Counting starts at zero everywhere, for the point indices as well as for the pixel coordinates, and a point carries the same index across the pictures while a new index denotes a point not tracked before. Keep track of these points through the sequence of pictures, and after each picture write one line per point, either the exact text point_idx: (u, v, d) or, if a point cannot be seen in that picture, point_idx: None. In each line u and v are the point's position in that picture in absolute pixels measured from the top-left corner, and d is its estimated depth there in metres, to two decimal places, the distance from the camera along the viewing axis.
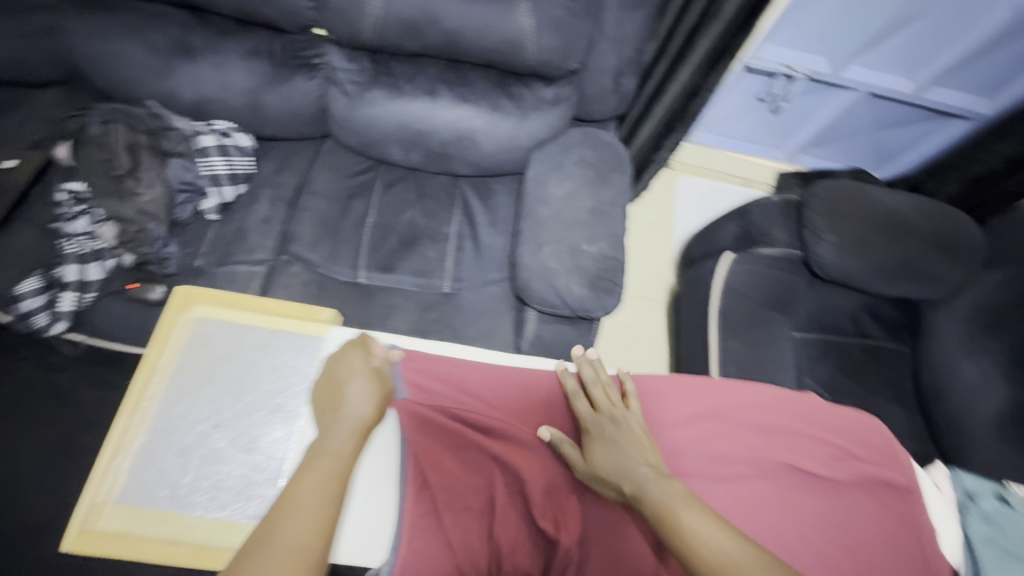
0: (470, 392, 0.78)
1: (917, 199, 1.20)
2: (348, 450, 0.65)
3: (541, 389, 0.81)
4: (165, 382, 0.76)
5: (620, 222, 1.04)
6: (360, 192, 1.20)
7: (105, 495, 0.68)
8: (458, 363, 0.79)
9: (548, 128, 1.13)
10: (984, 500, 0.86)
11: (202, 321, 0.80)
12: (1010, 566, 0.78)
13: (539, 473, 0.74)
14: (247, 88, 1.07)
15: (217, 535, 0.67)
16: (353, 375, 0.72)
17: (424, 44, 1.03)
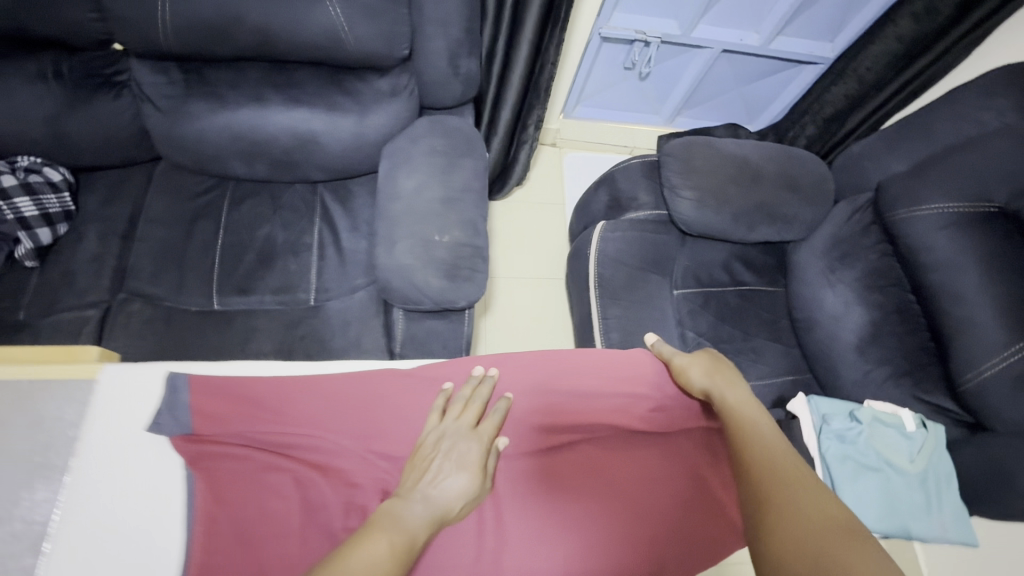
0: (268, 409, 0.70)
1: (765, 145, 1.25)
2: (422, 533, 0.60)
3: (351, 394, 0.73)
4: None
5: (474, 206, 1.02)
6: (206, 213, 1.11)
7: None
8: (284, 382, 0.72)
9: (393, 121, 1.09)
10: (837, 421, 0.92)
11: None
12: (863, 475, 0.89)
13: (352, 478, 0.71)
14: (44, 117, 0.97)
15: None
16: (460, 466, 0.68)
17: (236, 48, 0.97)
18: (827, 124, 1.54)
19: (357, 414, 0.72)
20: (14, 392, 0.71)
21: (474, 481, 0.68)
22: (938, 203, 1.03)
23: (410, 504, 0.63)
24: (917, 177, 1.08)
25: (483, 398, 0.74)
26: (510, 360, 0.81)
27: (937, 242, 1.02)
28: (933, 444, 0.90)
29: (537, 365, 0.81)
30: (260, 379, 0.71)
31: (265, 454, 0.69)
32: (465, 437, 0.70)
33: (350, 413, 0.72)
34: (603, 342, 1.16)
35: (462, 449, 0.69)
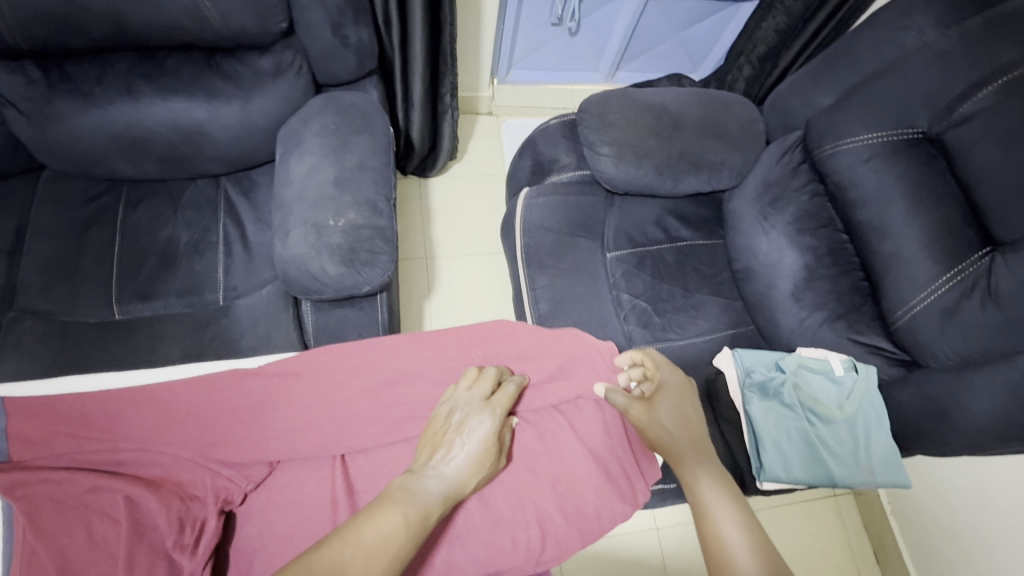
0: (107, 426, 0.64)
1: (686, 91, 1.19)
2: (436, 507, 0.59)
3: (201, 397, 0.68)
4: None
5: (372, 185, 0.96)
6: (99, 219, 1.05)
7: None
8: (132, 394, 0.66)
9: (283, 102, 1.03)
10: (758, 373, 0.97)
11: None
12: (787, 423, 0.94)
13: (198, 485, 0.62)
14: None
15: None
16: (472, 439, 0.65)
17: (92, 37, 0.90)
18: (761, 63, 1.51)
19: (200, 421, 0.66)
20: None
21: (491, 457, 0.66)
22: (863, 134, 0.98)
23: (423, 479, 0.61)
24: (840, 110, 1.02)
25: (500, 373, 0.72)
26: (378, 347, 0.76)
27: (866, 175, 0.97)
28: (863, 388, 0.92)
29: (404, 350, 0.76)
30: (121, 391, 0.67)
31: (92, 474, 0.60)
32: (478, 411, 0.68)
33: (196, 420, 0.66)
34: (532, 314, 1.13)
35: (474, 423, 0.66)
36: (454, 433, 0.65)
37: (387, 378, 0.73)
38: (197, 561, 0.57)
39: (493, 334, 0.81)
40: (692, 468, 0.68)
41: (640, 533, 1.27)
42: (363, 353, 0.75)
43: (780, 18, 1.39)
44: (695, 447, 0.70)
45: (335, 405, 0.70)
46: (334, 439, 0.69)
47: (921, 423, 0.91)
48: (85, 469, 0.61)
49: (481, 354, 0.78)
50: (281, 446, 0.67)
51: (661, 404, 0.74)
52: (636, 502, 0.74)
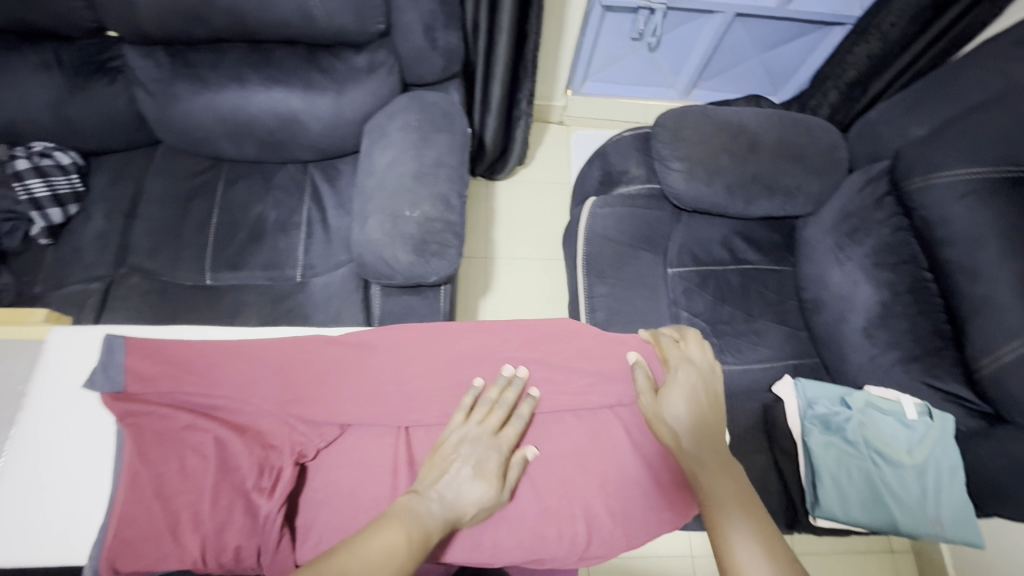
0: (200, 372, 0.70)
1: (767, 112, 1.17)
2: (436, 531, 0.60)
3: (283, 358, 0.73)
4: None
5: (447, 180, 1.01)
6: (201, 193, 1.16)
7: None
8: (224, 348, 0.73)
9: (372, 97, 1.10)
10: (821, 405, 0.93)
11: None
12: (848, 462, 0.89)
13: (276, 435, 0.67)
14: (48, 103, 1.04)
15: None
16: (478, 472, 0.65)
17: (214, 29, 1.00)
18: (850, 88, 1.45)
19: (283, 378, 0.71)
20: None
21: (496, 493, 0.65)
22: (958, 169, 0.93)
23: (425, 501, 0.62)
24: (934, 141, 0.97)
25: (510, 403, 0.71)
26: (445, 333, 0.80)
27: (956, 212, 0.92)
28: (936, 435, 0.87)
29: (468, 337, 0.80)
30: (213, 345, 0.73)
31: (188, 414, 0.66)
32: (486, 443, 0.67)
33: (280, 376, 0.72)
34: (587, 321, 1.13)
35: (482, 455, 0.66)
36: (459, 462, 0.65)
37: (453, 360, 0.77)
38: (274, 503, 0.61)
39: (554, 331, 0.83)
40: (704, 471, 0.68)
41: (675, 558, 1.24)
42: (428, 338, 0.79)
43: (874, 44, 1.34)
44: (708, 451, 0.70)
45: (403, 380, 0.74)
46: (398, 411, 0.72)
47: (999, 482, 0.84)
48: (181, 408, 0.67)
49: (537, 348, 0.79)
50: (351, 411, 0.70)
51: (672, 393, 0.74)
52: (685, 514, 0.73)
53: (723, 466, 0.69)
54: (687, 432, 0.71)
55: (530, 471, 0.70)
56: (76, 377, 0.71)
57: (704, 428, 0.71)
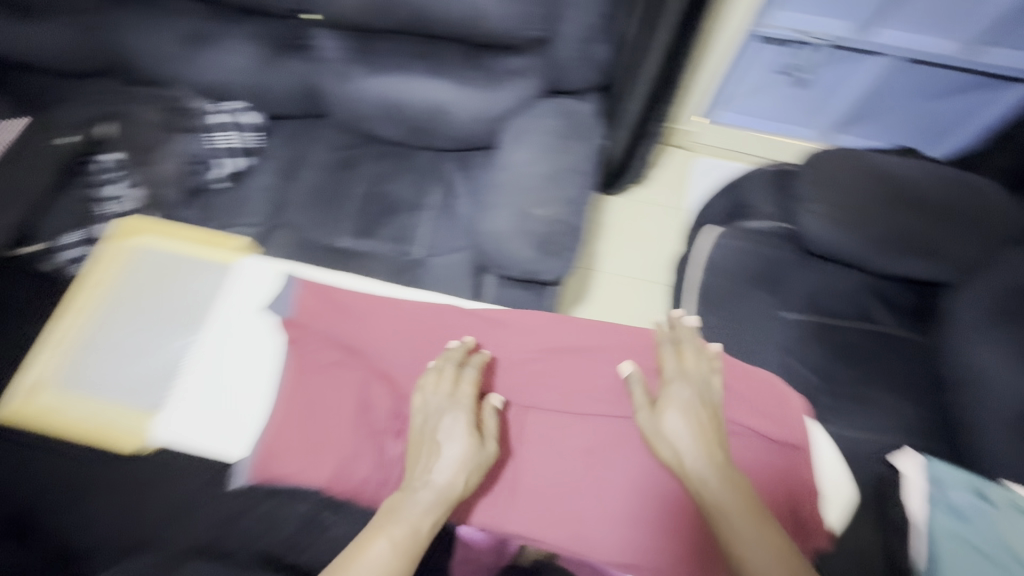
0: (351, 315, 0.78)
1: (933, 166, 1.09)
2: (427, 519, 0.62)
3: (421, 317, 0.78)
4: (70, 328, 0.79)
5: (577, 187, 1.04)
6: (350, 164, 1.28)
7: (35, 381, 0.76)
8: (372, 297, 0.79)
9: (520, 99, 1.15)
10: (954, 491, 0.84)
11: (137, 247, 0.86)
12: (982, 564, 0.77)
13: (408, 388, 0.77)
14: (250, 69, 1.22)
15: (115, 419, 0.74)
16: (450, 438, 0.68)
17: (396, 21, 1.09)
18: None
19: (417, 340, 0.77)
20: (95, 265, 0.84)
21: (473, 453, 0.68)
22: None
23: (414, 492, 0.64)
24: None
25: (458, 363, 0.74)
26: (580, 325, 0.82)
27: None
28: None
29: (599, 335, 0.82)
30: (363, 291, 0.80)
31: (339, 352, 0.76)
32: (449, 408, 0.71)
33: (416, 337, 0.78)
34: None
35: (448, 421, 0.69)
36: (436, 443, 0.68)
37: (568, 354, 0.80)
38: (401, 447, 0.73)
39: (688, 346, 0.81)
40: (726, 509, 0.64)
41: None
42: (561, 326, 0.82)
43: None
44: (726, 480, 0.65)
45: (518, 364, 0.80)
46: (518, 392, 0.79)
47: None
48: (336, 346, 0.77)
49: (649, 359, 0.80)
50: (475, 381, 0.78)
51: (670, 411, 0.71)
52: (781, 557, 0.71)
53: (744, 498, 0.64)
54: (696, 460, 0.68)
55: (629, 476, 0.74)
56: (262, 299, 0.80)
57: (708, 446, 0.68)
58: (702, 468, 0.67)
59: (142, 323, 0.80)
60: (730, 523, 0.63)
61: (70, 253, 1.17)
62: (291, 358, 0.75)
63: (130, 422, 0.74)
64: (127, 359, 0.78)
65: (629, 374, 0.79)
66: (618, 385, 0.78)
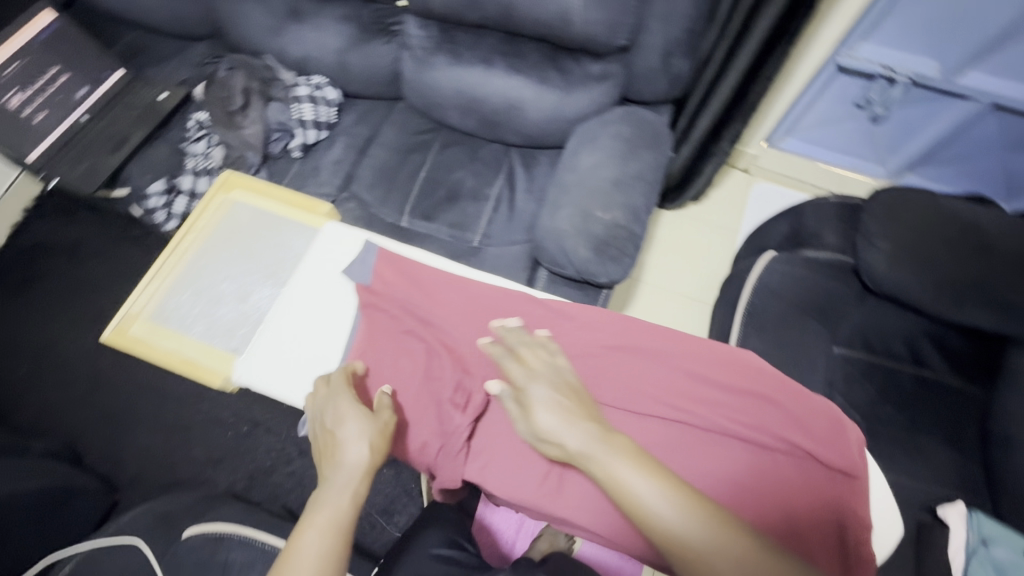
0: (424, 288, 0.80)
1: (1013, 219, 1.04)
2: (345, 504, 0.63)
3: (490, 299, 0.80)
4: (175, 269, 0.89)
5: (642, 195, 1.05)
6: (419, 148, 1.32)
7: (138, 312, 0.85)
8: (445, 275, 0.82)
9: (594, 103, 1.17)
10: (997, 548, 0.84)
11: (236, 202, 0.95)
12: None
13: (468, 365, 0.77)
14: (338, 48, 1.27)
15: (203, 356, 0.82)
16: (342, 421, 0.67)
17: (484, 16, 1.13)
18: None
19: (485, 318, 0.79)
20: (199, 214, 0.93)
21: (370, 422, 0.67)
22: None
23: (334, 485, 0.64)
24: None
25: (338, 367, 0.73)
26: (637, 324, 0.78)
27: None
28: None
29: (655, 336, 0.77)
30: (435, 269, 0.83)
31: (409, 321, 0.78)
32: (336, 397, 0.70)
33: (484, 314, 0.79)
34: None
35: (337, 409, 0.68)
36: (333, 432, 0.67)
37: (621, 350, 0.76)
38: (461, 420, 0.73)
39: (744, 359, 0.74)
40: (635, 493, 0.58)
41: None
42: (617, 324, 0.78)
43: None
44: (631, 458, 0.60)
45: (568, 352, 0.76)
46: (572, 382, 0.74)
47: None
48: (407, 316, 0.79)
49: (706, 366, 0.73)
50: None
51: (541, 412, 0.65)
52: None
53: (659, 474, 0.59)
54: (592, 458, 0.61)
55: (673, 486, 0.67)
56: (342, 263, 0.85)
57: (591, 429, 0.63)
58: (599, 457, 0.61)
59: (232, 279, 0.88)
60: (653, 508, 0.57)
61: (152, 202, 1.24)
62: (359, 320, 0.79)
63: (216, 360, 0.82)
64: (219, 311, 0.86)
65: (683, 379, 0.73)
66: (670, 388, 0.72)
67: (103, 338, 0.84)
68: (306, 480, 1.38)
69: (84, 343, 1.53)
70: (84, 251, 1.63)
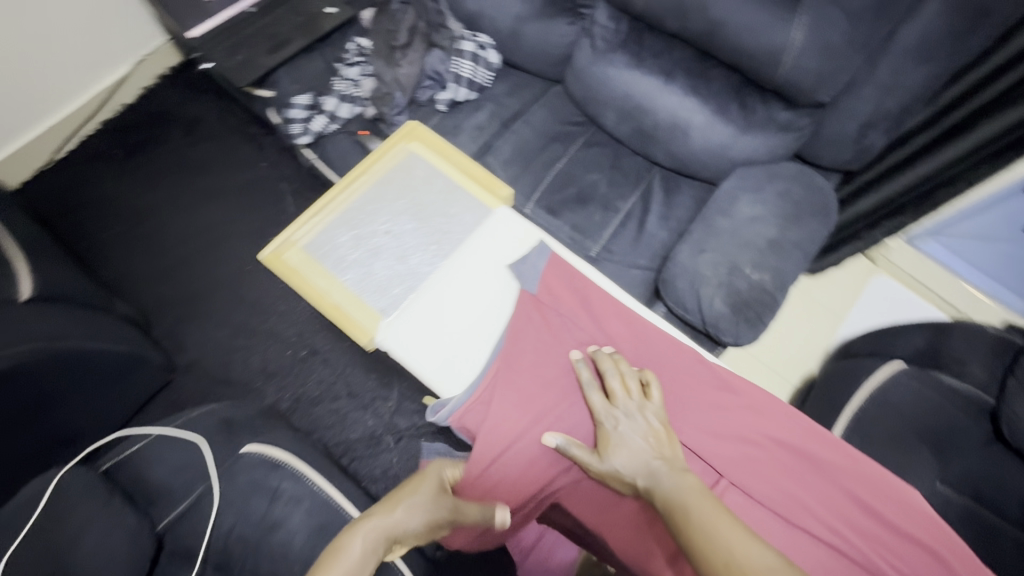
0: (590, 313, 0.81)
1: None
2: (363, 549, 0.57)
3: (655, 343, 0.79)
4: (339, 209, 0.93)
5: (794, 264, 0.98)
6: (563, 139, 1.26)
7: (297, 241, 0.91)
8: (615, 305, 0.80)
9: (766, 151, 1.09)
10: None
11: (411, 155, 0.97)
12: None
13: None
14: (516, 15, 1.21)
15: (348, 302, 0.87)
16: (417, 484, 0.65)
17: (684, 27, 1.05)
18: None
19: (647, 358, 0.78)
20: (374, 160, 0.96)
21: (434, 498, 0.64)
22: None
23: (366, 525, 0.59)
24: None
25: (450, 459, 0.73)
26: (800, 424, 0.75)
27: None
28: None
29: (818, 441, 0.73)
30: (604, 295, 0.81)
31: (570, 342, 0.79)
32: (428, 469, 0.70)
33: (646, 354, 0.79)
34: None
35: (423, 474, 0.68)
36: (401, 485, 0.65)
37: (783, 447, 0.73)
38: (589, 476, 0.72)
39: (909, 500, 0.69)
40: (696, 517, 0.58)
41: None
42: (782, 417, 0.75)
43: None
44: (698, 492, 0.61)
45: (723, 427, 0.74)
46: (729, 464, 0.72)
47: None
48: (567, 333, 0.80)
49: (873, 494, 0.69)
50: (687, 429, 0.74)
51: (616, 447, 0.68)
52: None
53: (725, 515, 0.58)
54: (660, 498, 0.63)
55: None
56: (506, 255, 0.86)
57: (662, 460, 0.66)
58: (665, 487, 0.63)
59: (391, 237, 0.91)
60: (713, 536, 0.55)
61: (293, 113, 1.25)
62: (516, 315, 0.80)
63: (361, 311, 0.87)
64: (373, 266, 0.89)
65: (843, 500, 0.69)
66: (824, 502, 0.69)
67: (263, 257, 0.90)
68: (346, 422, 1.37)
69: (178, 222, 1.55)
70: (201, 133, 1.64)
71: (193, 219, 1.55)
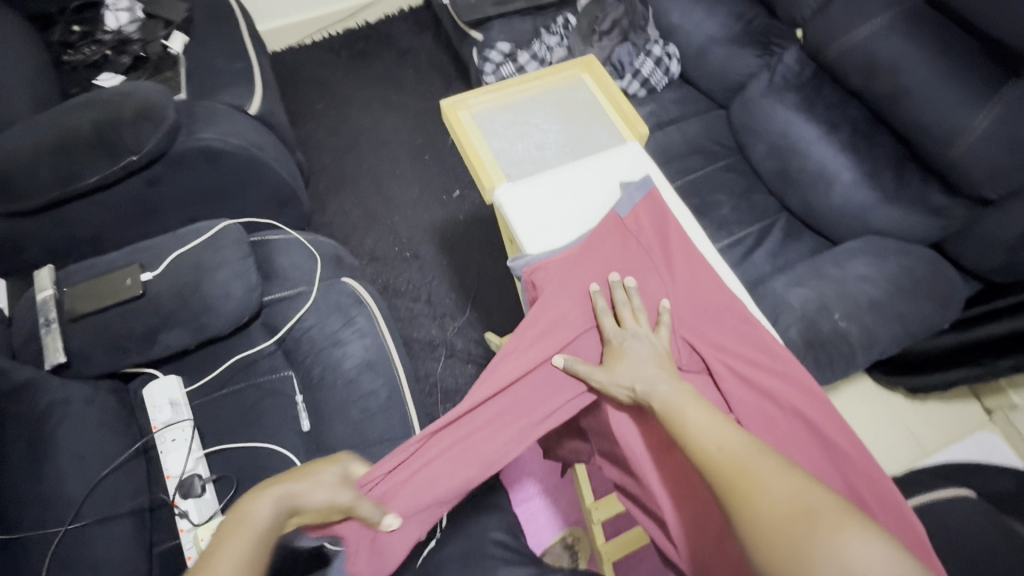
0: (664, 240, 0.82)
1: None
2: (270, 525, 0.62)
3: (712, 292, 0.79)
4: (512, 93, 1.02)
5: (887, 332, 0.97)
6: (706, 155, 1.33)
7: (468, 103, 1.01)
8: (688, 247, 0.81)
9: (901, 226, 1.08)
10: None
11: (586, 80, 1.05)
12: None
13: None
14: (711, 35, 1.32)
15: (487, 160, 0.95)
16: (323, 470, 0.68)
17: (868, 87, 1.08)
18: None
19: (686, 301, 0.78)
20: (557, 70, 1.05)
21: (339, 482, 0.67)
22: None
23: (271, 504, 0.63)
24: None
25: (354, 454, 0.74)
26: (823, 408, 0.73)
27: None
28: None
29: (835, 430, 0.71)
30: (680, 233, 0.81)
31: (632, 255, 0.80)
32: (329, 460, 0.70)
33: (689, 294, 0.78)
34: None
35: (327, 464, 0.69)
36: (303, 471, 0.67)
37: (801, 419, 0.72)
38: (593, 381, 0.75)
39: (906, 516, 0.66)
40: (692, 424, 0.62)
41: None
42: (807, 396, 0.73)
43: None
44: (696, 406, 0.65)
45: (750, 377, 0.74)
46: (743, 410, 0.73)
47: None
48: (634, 246, 0.81)
49: (870, 490, 0.67)
50: (719, 362, 0.75)
51: (621, 359, 0.71)
52: None
53: (714, 416, 0.63)
54: (656, 403, 0.66)
55: None
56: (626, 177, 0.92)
57: (667, 377, 0.68)
58: (663, 396, 0.66)
59: (542, 130, 0.99)
60: (705, 437, 0.61)
61: (493, 55, 1.47)
62: (599, 228, 0.82)
63: (493, 171, 0.94)
64: (517, 145, 0.97)
65: (839, 484, 0.68)
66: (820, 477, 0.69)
67: (438, 104, 1.01)
68: (415, 320, 1.53)
69: (362, 116, 1.85)
70: (411, 58, 1.95)
71: (374, 119, 1.84)
